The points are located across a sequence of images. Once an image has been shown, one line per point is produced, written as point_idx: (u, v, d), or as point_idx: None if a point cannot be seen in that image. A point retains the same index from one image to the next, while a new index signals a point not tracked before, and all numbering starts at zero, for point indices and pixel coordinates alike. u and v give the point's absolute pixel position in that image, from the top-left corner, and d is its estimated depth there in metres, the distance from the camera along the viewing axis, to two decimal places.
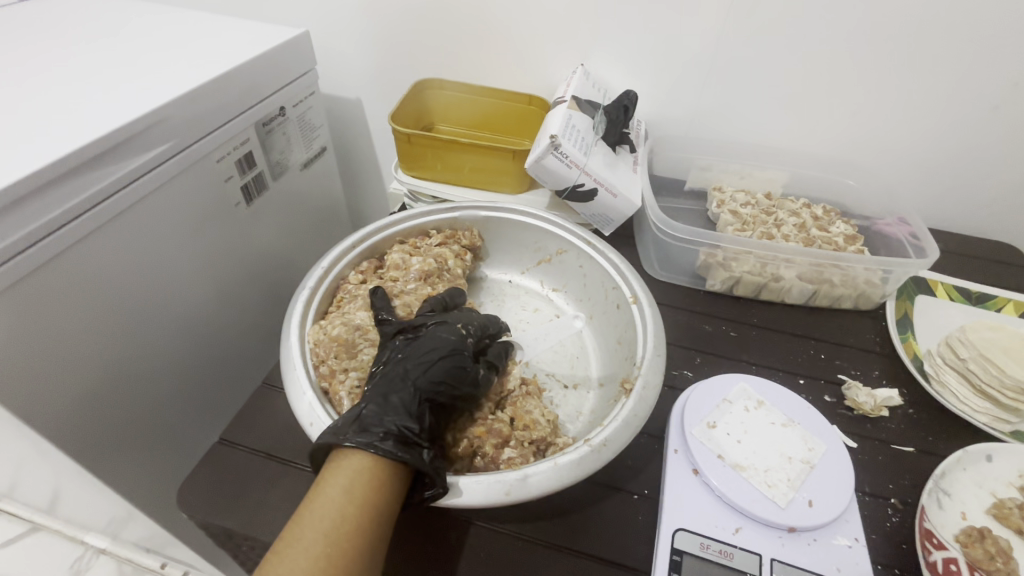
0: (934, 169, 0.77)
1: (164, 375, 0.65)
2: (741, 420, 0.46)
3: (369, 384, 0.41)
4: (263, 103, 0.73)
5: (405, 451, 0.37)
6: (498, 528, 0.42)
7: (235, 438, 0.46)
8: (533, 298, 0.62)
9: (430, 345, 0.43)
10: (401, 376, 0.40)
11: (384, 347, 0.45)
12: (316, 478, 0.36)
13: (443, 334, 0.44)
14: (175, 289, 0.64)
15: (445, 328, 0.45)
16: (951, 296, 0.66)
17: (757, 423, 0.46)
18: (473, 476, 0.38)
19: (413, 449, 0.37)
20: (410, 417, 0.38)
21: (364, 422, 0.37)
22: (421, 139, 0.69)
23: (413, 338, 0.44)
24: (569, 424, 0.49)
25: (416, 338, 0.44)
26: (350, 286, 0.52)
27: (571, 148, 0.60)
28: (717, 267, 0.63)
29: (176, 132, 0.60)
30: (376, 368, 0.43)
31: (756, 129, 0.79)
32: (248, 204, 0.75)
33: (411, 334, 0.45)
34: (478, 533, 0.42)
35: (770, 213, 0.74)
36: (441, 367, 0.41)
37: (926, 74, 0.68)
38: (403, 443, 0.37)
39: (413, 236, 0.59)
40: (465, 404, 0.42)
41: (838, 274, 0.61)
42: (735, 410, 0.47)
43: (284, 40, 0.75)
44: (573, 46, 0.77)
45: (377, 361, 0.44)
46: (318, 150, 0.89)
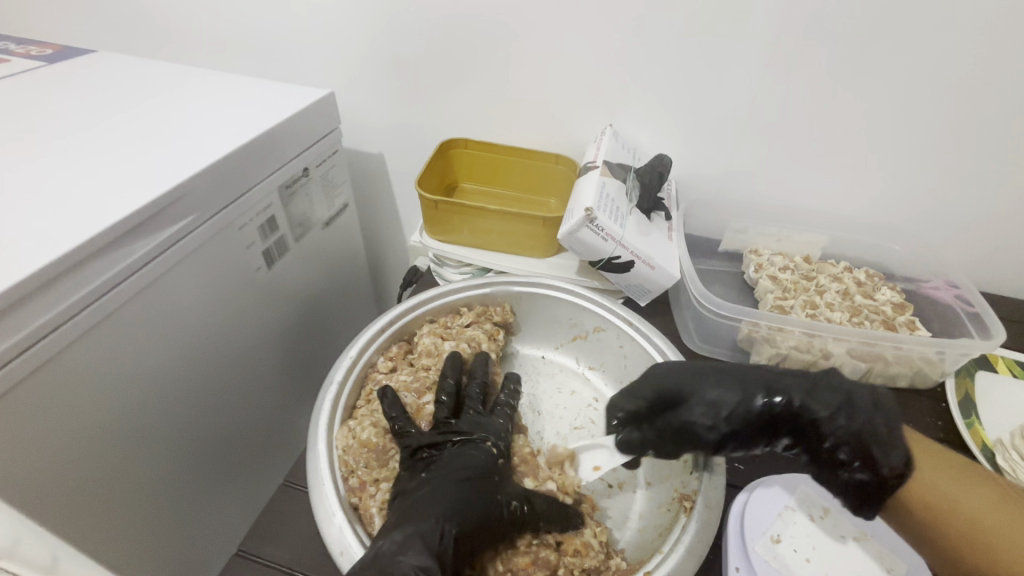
0: (984, 231, 0.73)
1: (179, 458, 0.62)
2: (808, 534, 0.43)
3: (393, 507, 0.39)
4: (288, 164, 0.72)
5: None
6: None
7: (257, 548, 0.44)
8: (569, 377, 0.59)
9: (463, 462, 0.42)
10: (429, 503, 0.38)
11: (411, 464, 0.42)
12: None
13: (476, 454, 0.43)
14: (194, 367, 0.62)
15: (477, 447, 0.43)
16: (1013, 373, 0.62)
17: (824, 540, 0.43)
18: None
19: None
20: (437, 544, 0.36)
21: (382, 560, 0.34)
22: (448, 206, 0.67)
23: (440, 457, 0.43)
24: (615, 533, 0.46)
25: (444, 456, 0.43)
26: (379, 376, 0.49)
27: (607, 221, 0.58)
28: (762, 343, 0.60)
29: (198, 206, 0.58)
30: (411, 485, 0.41)
31: (791, 190, 0.76)
32: (270, 267, 0.72)
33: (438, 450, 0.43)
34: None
35: (810, 278, 0.71)
36: (471, 491, 0.40)
37: (973, 138, 0.66)
38: None
39: (443, 314, 0.57)
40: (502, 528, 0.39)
41: (893, 352, 0.57)
42: (801, 521, 0.44)
43: (310, 102, 0.74)
44: (601, 107, 0.76)
45: (407, 482, 0.41)
46: (340, 208, 0.88)
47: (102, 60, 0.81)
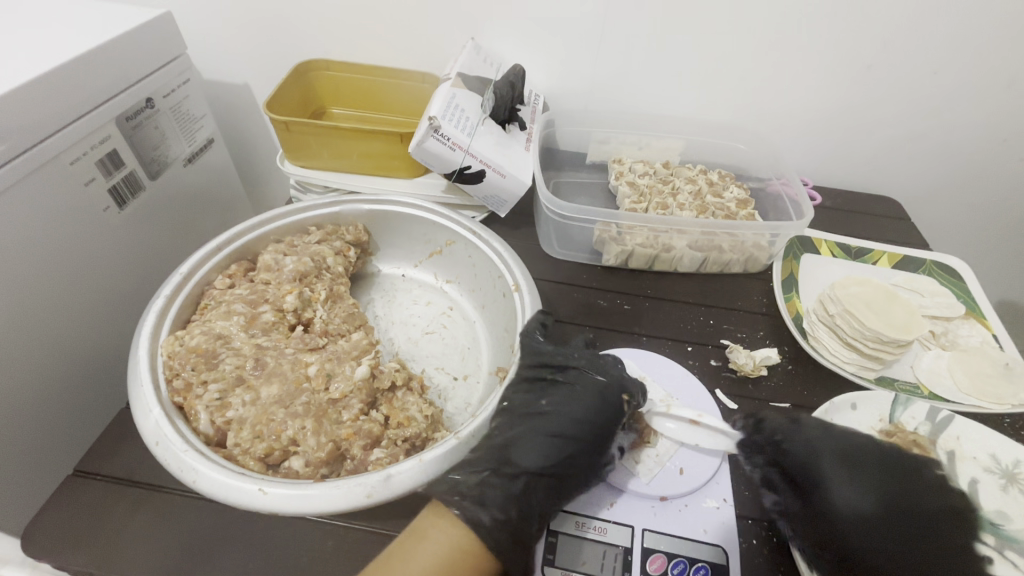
0: (821, 129, 0.79)
1: (46, 406, 0.59)
2: None
3: (257, 377, 0.42)
4: (124, 93, 0.66)
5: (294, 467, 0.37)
6: (352, 526, 0.40)
7: (93, 467, 0.42)
8: (426, 291, 0.60)
9: (276, 363, 0.43)
10: (256, 398, 0.40)
11: (258, 345, 0.44)
12: (420, 519, 0.36)
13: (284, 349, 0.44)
14: (43, 312, 0.58)
15: (291, 344, 0.44)
16: (833, 253, 0.69)
17: None
18: (333, 482, 0.36)
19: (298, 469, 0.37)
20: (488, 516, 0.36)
21: (259, 440, 0.38)
22: (300, 126, 0.64)
23: (258, 350, 0.43)
24: (455, 417, 0.48)
25: (270, 346, 0.44)
26: (215, 292, 0.48)
27: (452, 130, 0.58)
28: (611, 242, 0.63)
29: (13, 133, 0.53)
30: (254, 370, 0.42)
31: (651, 100, 0.79)
32: (120, 207, 0.68)
33: (271, 333, 0.45)
34: (327, 526, 0.39)
35: (666, 182, 0.75)
36: (279, 386, 0.41)
37: (807, 38, 0.70)
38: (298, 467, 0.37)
39: (291, 234, 0.56)
40: (279, 422, 0.39)
41: (727, 241, 0.63)
42: None
43: (144, 23, 0.67)
44: (462, 18, 0.74)
45: (255, 352, 0.43)
46: (204, 143, 0.84)
47: None
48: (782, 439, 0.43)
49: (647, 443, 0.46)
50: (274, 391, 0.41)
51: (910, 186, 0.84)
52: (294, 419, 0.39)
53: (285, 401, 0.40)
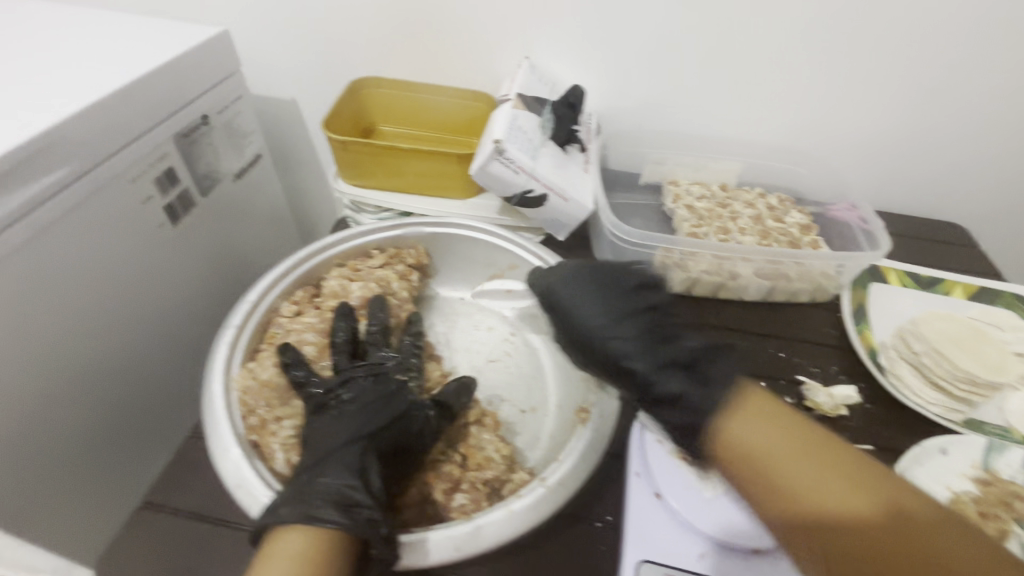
0: (884, 153, 0.77)
1: (100, 427, 0.59)
2: None
3: (325, 420, 0.41)
4: (181, 111, 0.66)
5: (343, 509, 0.34)
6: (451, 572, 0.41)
7: (163, 499, 0.42)
8: (487, 315, 0.59)
9: (354, 402, 0.42)
10: (328, 442, 0.39)
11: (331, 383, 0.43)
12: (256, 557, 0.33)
13: (361, 388, 0.43)
14: (99, 333, 0.57)
15: (369, 378, 0.44)
16: (903, 283, 0.66)
17: None
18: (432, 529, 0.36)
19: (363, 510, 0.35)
20: (356, 477, 0.37)
21: (319, 488, 0.36)
22: (358, 146, 0.64)
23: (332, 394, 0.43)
24: (527, 453, 0.47)
25: (346, 387, 0.43)
26: (283, 320, 0.47)
27: (516, 153, 0.57)
28: (674, 268, 0.62)
29: (78, 153, 0.53)
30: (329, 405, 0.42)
31: (706, 121, 0.77)
32: (175, 224, 0.67)
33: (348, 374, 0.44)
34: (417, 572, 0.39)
35: (725, 206, 0.73)
36: (348, 425, 0.40)
37: (875, 60, 0.68)
38: (342, 508, 0.34)
39: (354, 257, 0.55)
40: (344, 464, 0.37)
41: (795, 269, 0.60)
42: None
43: (204, 41, 0.67)
44: (517, 37, 0.73)
45: (327, 396, 0.42)
46: (252, 158, 0.83)
47: None
48: (716, 358, 0.43)
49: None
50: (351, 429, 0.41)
51: (975, 212, 0.81)
52: (360, 462, 0.38)
53: None
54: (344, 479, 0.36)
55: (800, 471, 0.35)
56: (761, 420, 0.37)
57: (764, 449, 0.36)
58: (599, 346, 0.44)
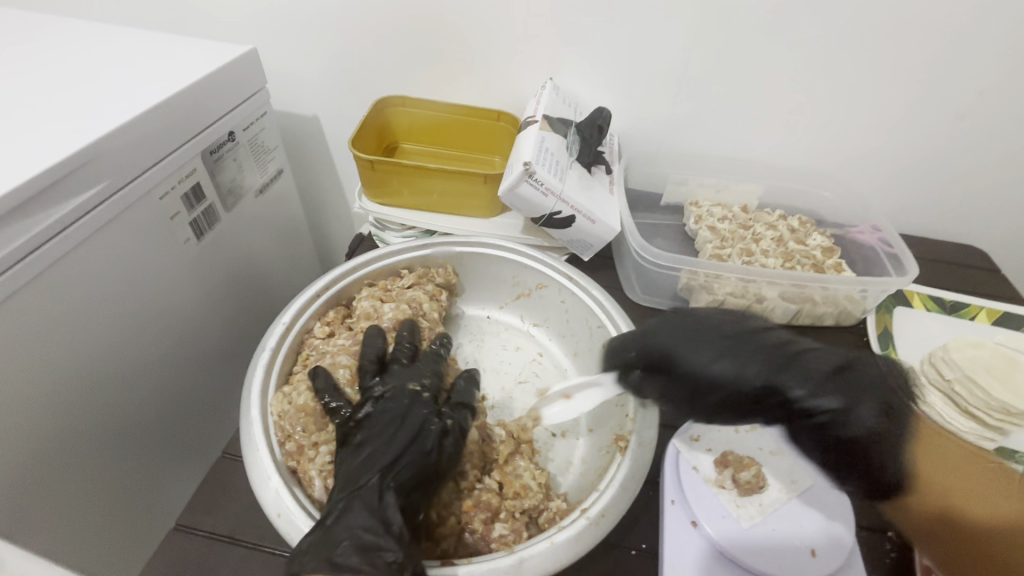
0: (904, 176, 0.77)
1: (124, 444, 0.58)
2: (728, 439, 0.47)
3: (348, 449, 0.40)
4: (210, 126, 0.66)
5: (367, 552, 0.33)
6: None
7: (196, 523, 0.41)
8: (514, 335, 0.60)
9: (379, 423, 0.41)
10: (353, 472, 0.38)
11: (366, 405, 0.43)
12: None
13: (387, 406, 0.42)
14: (125, 349, 0.57)
15: (392, 393, 0.43)
16: (927, 307, 0.66)
17: (744, 446, 0.47)
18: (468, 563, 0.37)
19: (386, 551, 0.33)
20: (379, 521, 0.34)
21: (344, 528, 0.34)
22: (385, 165, 0.64)
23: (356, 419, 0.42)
24: (560, 478, 0.48)
25: (371, 409, 0.42)
26: (317, 342, 0.48)
27: (546, 176, 0.57)
28: (700, 291, 0.62)
29: (112, 170, 0.53)
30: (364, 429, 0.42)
31: (727, 143, 0.78)
32: (199, 239, 0.67)
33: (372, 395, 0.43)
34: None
35: (747, 227, 0.73)
36: (369, 455, 0.39)
37: (897, 85, 0.68)
38: (364, 551, 0.33)
39: (384, 278, 0.56)
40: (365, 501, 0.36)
41: (821, 293, 0.60)
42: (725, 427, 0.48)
43: (234, 59, 0.68)
44: (542, 59, 0.74)
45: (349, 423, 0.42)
46: (274, 173, 0.83)
47: None
48: (854, 365, 0.41)
49: (756, 489, 0.43)
50: None
51: (994, 235, 0.81)
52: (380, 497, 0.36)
53: None
54: (365, 522, 0.34)
55: (996, 489, 0.35)
56: (940, 453, 0.37)
57: (938, 481, 0.36)
58: (716, 390, 0.41)
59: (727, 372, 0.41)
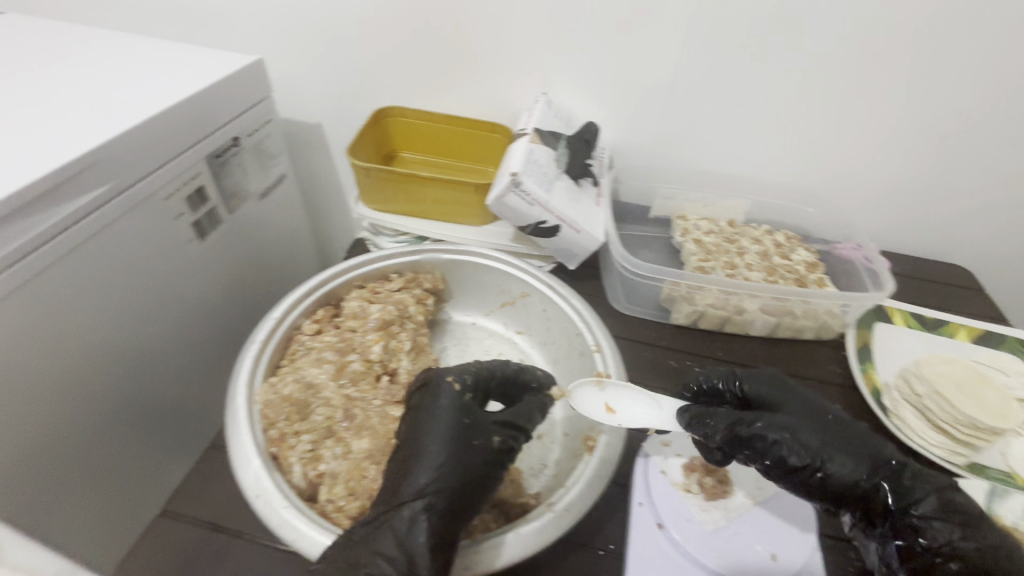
0: (890, 194, 0.78)
1: (118, 435, 0.60)
2: None
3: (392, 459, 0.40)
4: (215, 132, 0.69)
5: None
6: None
7: (180, 509, 0.43)
8: (497, 341, 0.62)
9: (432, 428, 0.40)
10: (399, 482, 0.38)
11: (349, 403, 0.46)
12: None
13: (440, 415, 0.41)
14: (124, 342, 0.59)
15: (445, 399, 0.42)
16: (907, 323, 0.67)
17: None
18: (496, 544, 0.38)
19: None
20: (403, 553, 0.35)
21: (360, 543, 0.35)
22: (379, 172, 0.67)
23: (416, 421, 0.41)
24: (533, 479, 0.50)
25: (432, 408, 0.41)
26: (304, 338, 0.50)
27: (533, 186, 0.60)
28: (681, 301, 0.63)
29: (120, 171, 0.56)
30: (342, 429, 0.44)
31: (715, 159, 0.80)
32: (201, 239, 0.70)
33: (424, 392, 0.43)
34: None
35: (732, 241, 0.74)
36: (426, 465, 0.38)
37: (880, 105, 0.70)
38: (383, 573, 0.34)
39: (373, 280, 0.58)
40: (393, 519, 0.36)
41: (799, 307, 0.62)
42: None
43: (242, 68, 0.71)
44: (536, 75, 0.77)
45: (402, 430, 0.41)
46: (277, 178, 0.86)
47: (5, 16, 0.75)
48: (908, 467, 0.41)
49: (721, 494, 0.45)
50: (365, 445, 0.43)
51: (980, 256, 0.82)
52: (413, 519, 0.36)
53: (375, 457, 0.42)
54: (388, 550, 0.35)
55: None
56: None
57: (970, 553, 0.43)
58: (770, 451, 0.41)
59: (798, 434, 0.43)
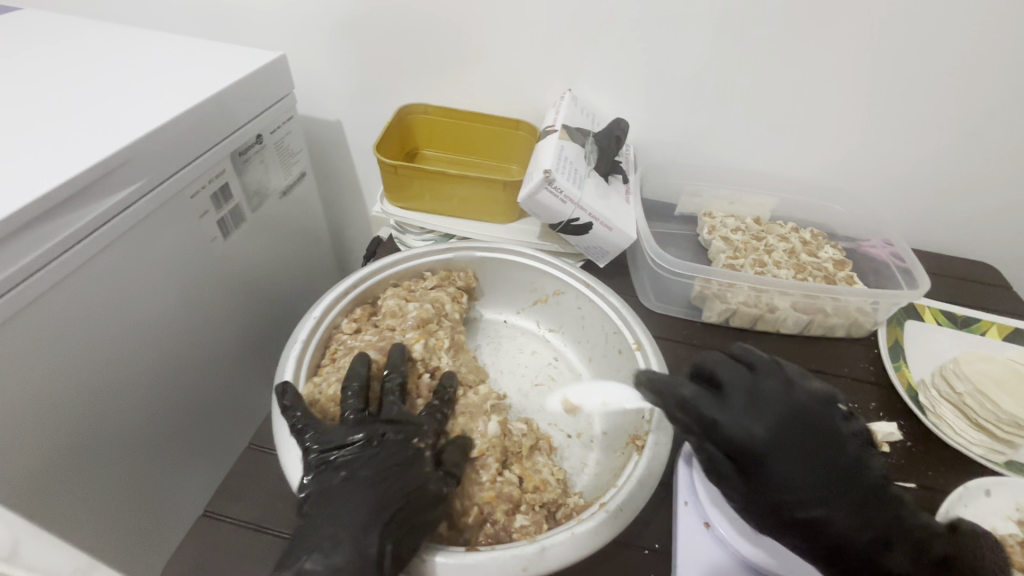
0: (916, 191, 0.78)
1: (150, 435, 0.60)
2: None
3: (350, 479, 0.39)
4: (238, 129, 0.68)
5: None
6: None
7: (223, 510, 0.43)
8: (530, 339, 0.62)
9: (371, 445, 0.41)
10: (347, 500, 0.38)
11: None
12: None
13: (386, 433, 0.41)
14: (155, 342, 0.59)
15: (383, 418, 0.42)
16: (938, 321, 0.67)
17: None
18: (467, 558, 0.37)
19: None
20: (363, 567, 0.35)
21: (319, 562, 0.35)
22: (407, 170, 0.66)
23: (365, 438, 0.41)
24: (574, 478, 0.49)
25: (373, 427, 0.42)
26: (343, 336, 0.50)
27: (565, 183, 0.59)
28: (713, 299, 0.63)
29: (150, 169, 0.55)
30: None
31: (741, 156, 0.79)
32: (225, 238, 0.69)
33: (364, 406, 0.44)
34: None
35: (760, 238, 0.74)
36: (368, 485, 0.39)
37: (909, 102, 0.70)
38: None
39: (407, 278, 0.57)
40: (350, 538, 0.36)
41: (832, 305, 0.61)
42: None
43: (266, 65, 0.71)
44: (561, 71, 0.76)
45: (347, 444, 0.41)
46: (298, 176, 0.86)
47: (24, 14, 0.74)
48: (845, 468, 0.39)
49: None
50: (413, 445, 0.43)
51: (1005, 252, 0.82)
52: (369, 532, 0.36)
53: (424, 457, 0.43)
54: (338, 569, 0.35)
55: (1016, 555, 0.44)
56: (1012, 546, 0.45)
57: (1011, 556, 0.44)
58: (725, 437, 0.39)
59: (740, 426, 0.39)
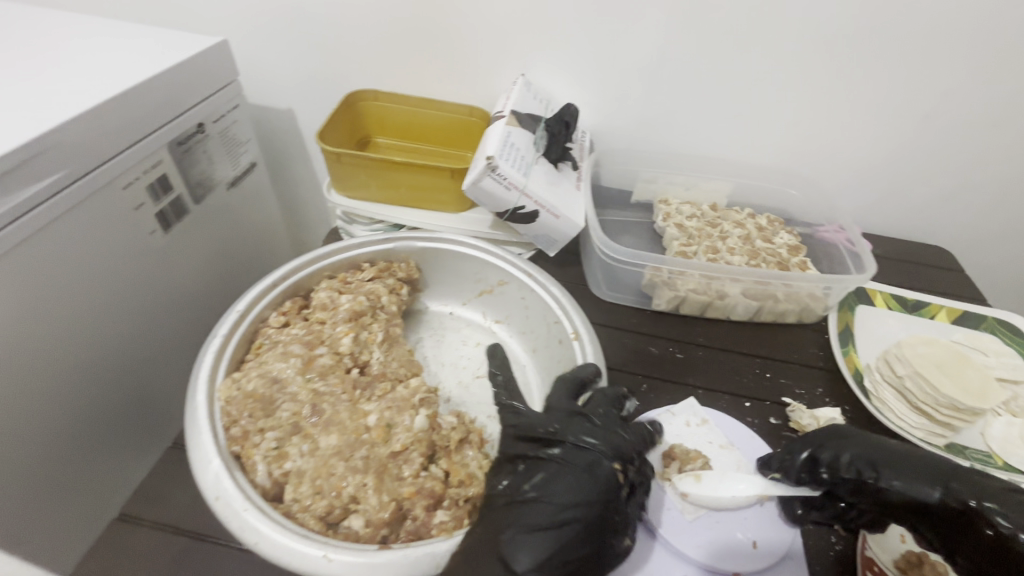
0: (872, 175, 0.78)
1: (76, 433, 0.58)
2: (678, 433, 0.51)
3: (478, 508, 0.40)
4: (177, 117, 0.65)
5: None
6: None
7: (139, 512, 0.42)
8: (475, 331, 0.61)
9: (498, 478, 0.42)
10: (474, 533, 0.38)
11: (318, 399, 0.44)
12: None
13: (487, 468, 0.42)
14: (81, 338, 0.57)
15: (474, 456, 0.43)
16: (888, 305, 0.67)
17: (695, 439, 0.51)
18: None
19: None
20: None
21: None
22: (351, 158, 0.64)
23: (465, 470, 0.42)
24: None
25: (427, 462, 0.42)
26: (271, 331, 0.49)
27: (509, 170, 0.58)
28: (662, 287, 0.62)
29: (74, 158, 0.53)
30: (309, 424, 0.43)
31: (698, 142, 0.78)
32: (165, 230, 0.67)
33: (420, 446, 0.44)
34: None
35: (715, 225, 0.73)
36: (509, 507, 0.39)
37: (864, 84, 0.69)
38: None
39: (344, 270, 0.56)
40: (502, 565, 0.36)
41: (781, 291, 0.61)
42: (677, 422, 0.52)
43: (206, 49, 0.68)
44: (515, 55, 0.74)
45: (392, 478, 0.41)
46: (247, 166, 0.83)
47: None
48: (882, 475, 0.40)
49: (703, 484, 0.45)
50: (334, 441, 0.42)
51: (959, 236, 0.83)
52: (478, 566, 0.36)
53: (345, 453, 0.42)
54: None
55: None
56: None
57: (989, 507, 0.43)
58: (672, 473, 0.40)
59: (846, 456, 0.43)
